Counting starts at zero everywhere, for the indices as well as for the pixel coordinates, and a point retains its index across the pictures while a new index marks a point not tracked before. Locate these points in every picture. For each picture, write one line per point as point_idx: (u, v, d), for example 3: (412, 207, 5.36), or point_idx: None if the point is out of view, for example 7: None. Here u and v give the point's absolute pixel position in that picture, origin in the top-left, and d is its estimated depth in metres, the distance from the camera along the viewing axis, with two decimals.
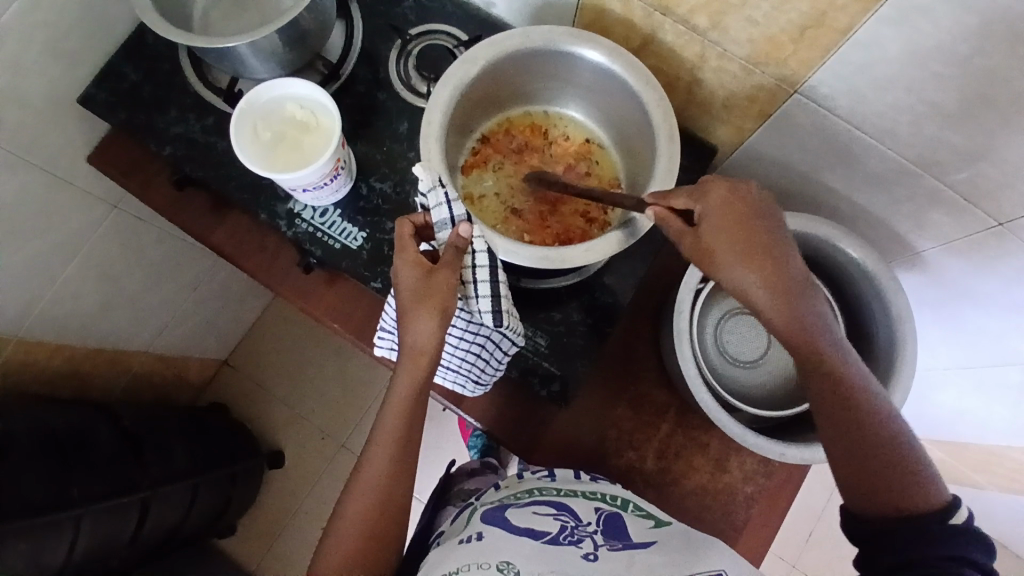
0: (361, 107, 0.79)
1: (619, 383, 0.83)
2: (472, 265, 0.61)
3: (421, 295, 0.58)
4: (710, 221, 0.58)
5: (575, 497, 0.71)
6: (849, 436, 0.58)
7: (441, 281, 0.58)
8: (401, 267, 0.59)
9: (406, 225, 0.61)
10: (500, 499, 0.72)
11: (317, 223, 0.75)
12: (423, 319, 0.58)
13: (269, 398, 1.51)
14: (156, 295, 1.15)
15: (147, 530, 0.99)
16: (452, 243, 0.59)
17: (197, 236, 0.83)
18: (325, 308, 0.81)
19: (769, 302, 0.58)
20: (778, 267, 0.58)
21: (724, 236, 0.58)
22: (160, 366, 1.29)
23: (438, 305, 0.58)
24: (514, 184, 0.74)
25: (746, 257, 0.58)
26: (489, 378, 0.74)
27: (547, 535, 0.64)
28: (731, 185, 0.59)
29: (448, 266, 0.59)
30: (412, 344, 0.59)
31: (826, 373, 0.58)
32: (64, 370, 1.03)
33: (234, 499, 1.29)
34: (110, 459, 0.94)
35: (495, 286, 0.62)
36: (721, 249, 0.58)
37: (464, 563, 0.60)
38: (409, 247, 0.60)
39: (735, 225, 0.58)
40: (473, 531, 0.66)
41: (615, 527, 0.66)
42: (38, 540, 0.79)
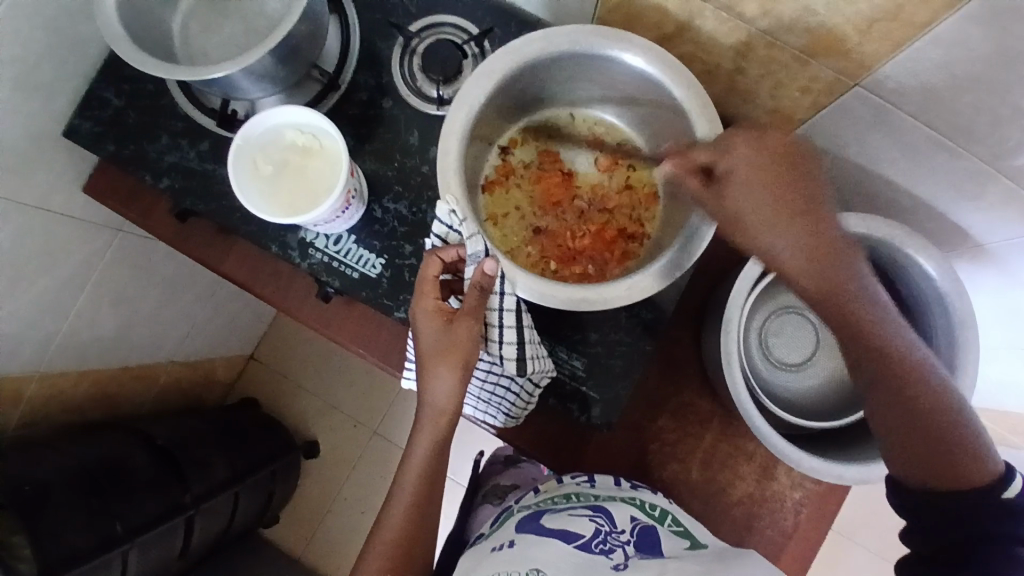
0: (366, 118, 0.72)
1: (660, 393, 0.79)
2: (498, 309, 0.56)
3: (441, 347, 0.53)
4: (738, 179, 0.53)
5: (614, 501, 0.68)
6: (891, 395, 0.51)
7: (464, 334, 0.53)
8: (420, 313, 0.54)
9: (433, 264, 0.54)
10: (537, 503, 0.70)
11: (331, 251, 0.71)
12: (443, 374, 0.54)
13: (298, 390, 1.51)
14: (175, 308, 1.14)
15: (196, 541, 1.05)
16: (476, 282, 0.52)
17: (208, 267, 0.79)
18: (348, 334, 0.77)
19: (808, 266, 0.51)
20: (816, 225, 0.51)
21: (761, 188, 0.52)
22: (188, 371, 1.29)
23: (460, 358, 0.53)
24: (540, 200, 0.68)
25: (777, 218, 0.51)
26: (520, 410, 0.71)
27: (580, 539, 0.62)
28: (765, 141, 0.53)
29: (472, 316, 0.53)
30: (432, 401, 0.55)
31: (871, 335, 0.51)
32: (92, 392, 1.05)
33: (277, 493, 1.31)
34: (151, 482, 0.97)
35: (520, 332, 0.59)
36: (750, 212, 0.52)
37: (496, 571, 0.59)
38: (432, 290, 0.54)
39: (766, 182, 0.52)
40: (506, 539, 0.65)
41: (650, 542, 0.63)
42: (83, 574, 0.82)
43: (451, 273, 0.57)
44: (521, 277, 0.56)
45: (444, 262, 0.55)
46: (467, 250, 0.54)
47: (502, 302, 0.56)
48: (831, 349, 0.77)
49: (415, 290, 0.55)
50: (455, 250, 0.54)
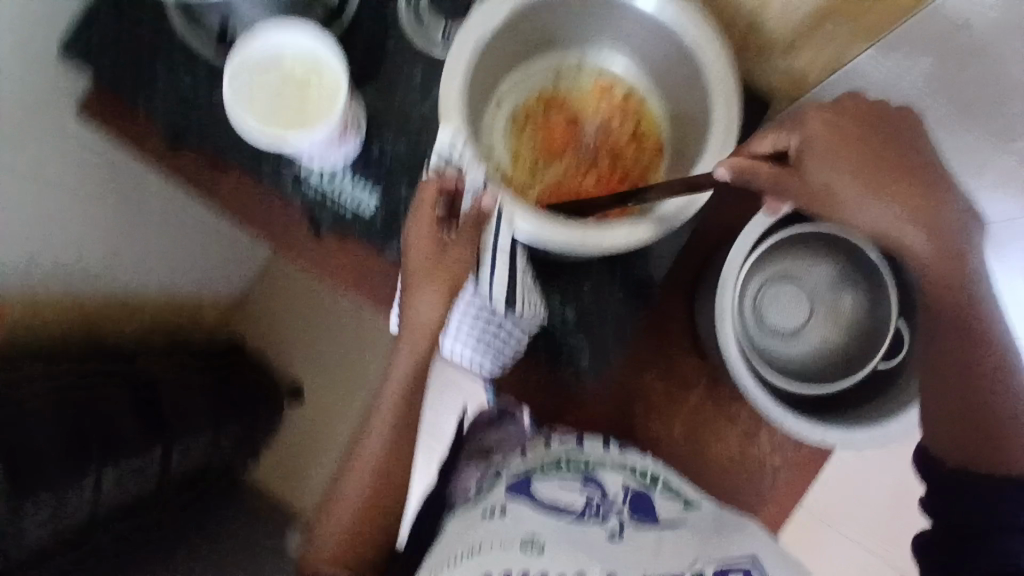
0: (369, 53, 0.70)
1: (649, 352, 0.79)
2: (492, 249, 0.57)
3: (431, 270, 0.55)
4: (814, 149, 0.54)
5: (604, 469, 0.66)
6: (955, 392, 0.56)
7: (456, 262, 0.55)
8: (411, 234, 0.56)
9: (429, 191, 0.55)
10: (527, 468, 0.68)
11: (326, 187, 0.69)
12: (429, 296, 0.56)
13: (285, 337, 1.50)
14: (165, 242, 1.12)
15: (175, 472, 1.02)
16: (472, 214, 0.55)
17: (199, 198, 0.77)
18: (338, 274, 0.76)
19: (916, 238, 0.54)
20: (921, 201, 0.54)
21: (840, 159, 0.54)
22: (175, 309, 1.28)
23: (450, 283, 0.55)
24: (543, 147, 0.67)
25: (872, 191, 0.54)
26: (507, 358, 0.71)
27: (573, 513, 0.60)
28: (843, 112, 0.54)
29: (466, 245, 0.55)
30: (416, 321, 0.57)
31: (957, 318, 0.56)
32: (78, 321, 1.04)
33: (258, 437, 1.30)
34: (131, 406, 0.96)
35: (512, 274, 0.60)
36: (839, 187, 0.54)
37: (487, 541, 0.57)
38: (429, 214, 0.55)
39: (846, 151, 0.54)
40: (496, 504, 0.63)
41: (644, 507, 0.62)
42: (60, 501, 0.80)
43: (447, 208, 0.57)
44: (526, 219, 0.56)
45: (441, 189, 0.56)
46: (466, 179, 0.56)
47: (497, 242, 0.57)
48: (824, 317, 0.77)
49: (411, 212, 0.56)
50: (456, 176, 0.55)
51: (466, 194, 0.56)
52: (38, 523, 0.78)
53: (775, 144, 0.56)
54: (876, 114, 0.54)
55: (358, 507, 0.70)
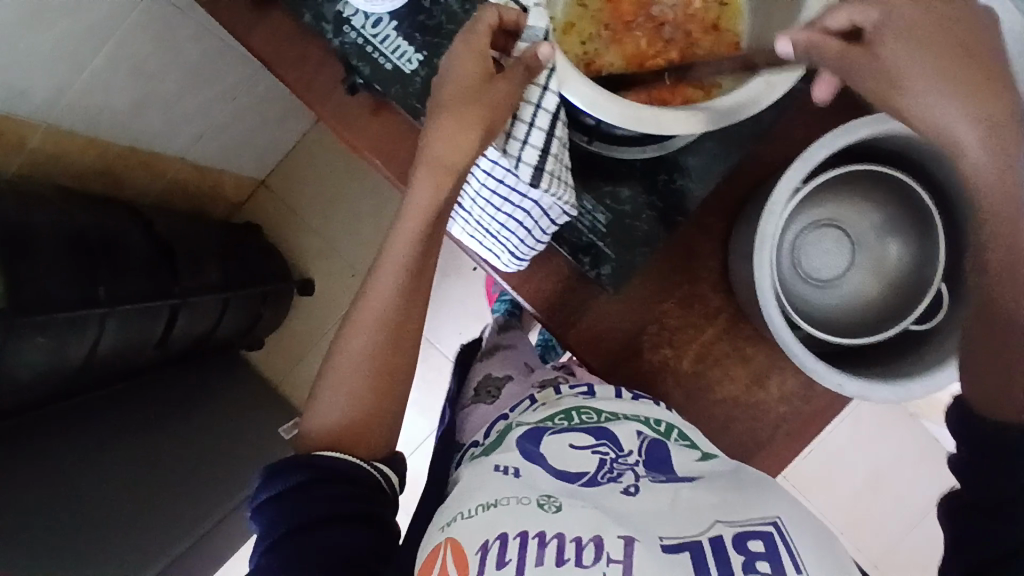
0: None
1: (674, 277, 0.75)
2: (535, 105, 0.56)
3: (468, 102, 0.54)
4: (891, 26, 0.47)
5: (617, 420, 0.63)
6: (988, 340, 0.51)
7: (495, 99, 0.53)
8: (458, 63, 0.54)
9: (490, 19, 0.53)
10: (538, 422, 0.65)
11: (367, 34, 0.65)
12: (462, 131, 0.54)
13: (302, 226, 1.48)
14: (194, 98, 1.09)
15: (177, 336, 1.05)
16: (524, 61, 0.53)
17: (234, 34, 0.73)
18: (367, 139, 0.72)
19: (972, 134, 0.46)
20: (996, 92, 0.46)
21: (919, 44, 0.46)
22: (197, 176, 1.26)
23: (486, 120, 0.54)
24: (614, 22, 0.61)
25: (943, 77, 0.46)
26: (526, 254, 0.67)
27: (585, 476, 0.57)
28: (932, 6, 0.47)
29: (512, 84, 0.53)
30: (441, 156, 0.56)
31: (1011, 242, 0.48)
32: (98, 163, 1.04)
33: (265, 317, 1.33)
34: (139, 264, 0.96)
35: (548, 139, 0.57)
36: (907, 66, 0.47)
37: (503, 495, 0.54)
38: (482, 48, 0.54)
39: (931, 32, 0.46)
40: (509, 462, 0.58)
41: (660, 459, 0.58)
42: (62, 340, 0.81)
43: (501, 45, 0.56)
44: (573, 80, 0.51)
45: (501, 23, 0.54)
46: (527, 22, 0.54)
47: (542, 101, 0.56)
48: (866, 269, 0.72)
49: (463, 38, 0.55)
50: (518, 17, 0.54)
51: (524, 37, 0.54)
52: (38, 364, 0.80)
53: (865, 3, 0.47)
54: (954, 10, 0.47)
55: (358, 383, 0.62)
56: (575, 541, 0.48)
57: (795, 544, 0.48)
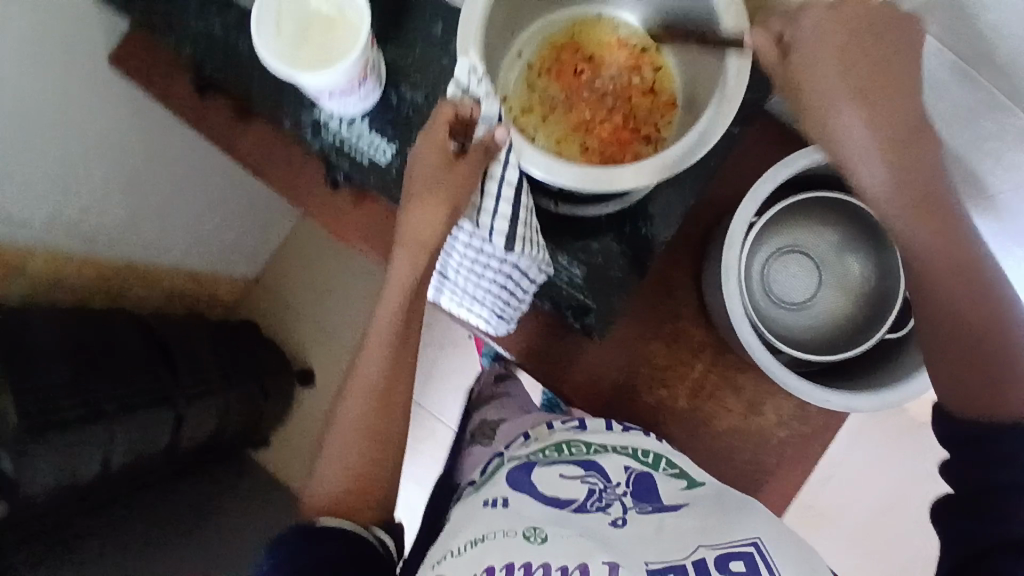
0: (392, 6, 0.72)
1: (656, 318, 0.79)
2: (499, 178, 0.59)
3: (434, 184, 0.58)
4: (803, 45, 0.50)
5: (604, 453, 0.69)
6: (947, 336, 0.49)
7: (457, 181, 0.57)
8: (425, 150, 0.58)
9: (446, 113, 0.57)
10: (527, 455, 0.73)
11: (343, 134, 0.71)
12: (432, 210, 0.58)
13: (298, 316, 1.52)
14: (184, 208, 1.14)
15: (182, 439, 1.06)
16: (483, 144, 0.57)
17: (223, 147, 0.80)
18: (352, 225, 0.78)
19: (863, 144, 0.48)
20: (891, 104, 0.48)
21: (832, 42, 0.49)
22: (192, 281, 1.30)
23: (448, 201, 0.58)
24: (559, 96, 0.68)
25: (847, 90, 0.48)
26: (512, 313, 0.71)
27: (574, 504, 0.62)
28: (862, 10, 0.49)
29: (470, 166, 0.57)
30: (416, 233, 0.60)
31: (937, 239, 0.47)
32: (100, 283, 1.08)
33: (266, 411, 1.34)
34: (141, 370, 0.98)
35: (515, 206, 0.60)
36: (810, 78, 0.49)
37: (489, 530, 0.57)
38: (441, 137, 0.58)
39: (838, 47, 0.49)
40: (497, 495, 0.64)
41: (647, 489, 0.65)
42: (69, 456, 0.83)
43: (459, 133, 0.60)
44: (532, 152, 0.58)
45: (458, 114, 0.57)
46: (481, 110, 0.56)
47: (505, 173, 0.58)
48: (834, 287, 0.77)
49: (426, 129, 0.58)
50: (472, 107, 0.56)
51: (479, 124, 0.57)
52: (47, 483, 0.81)
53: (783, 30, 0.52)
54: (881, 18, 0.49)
55: (354, 451, 0.65)
56: (561, 570, 0.51)
57: (775, 560, 0.51)
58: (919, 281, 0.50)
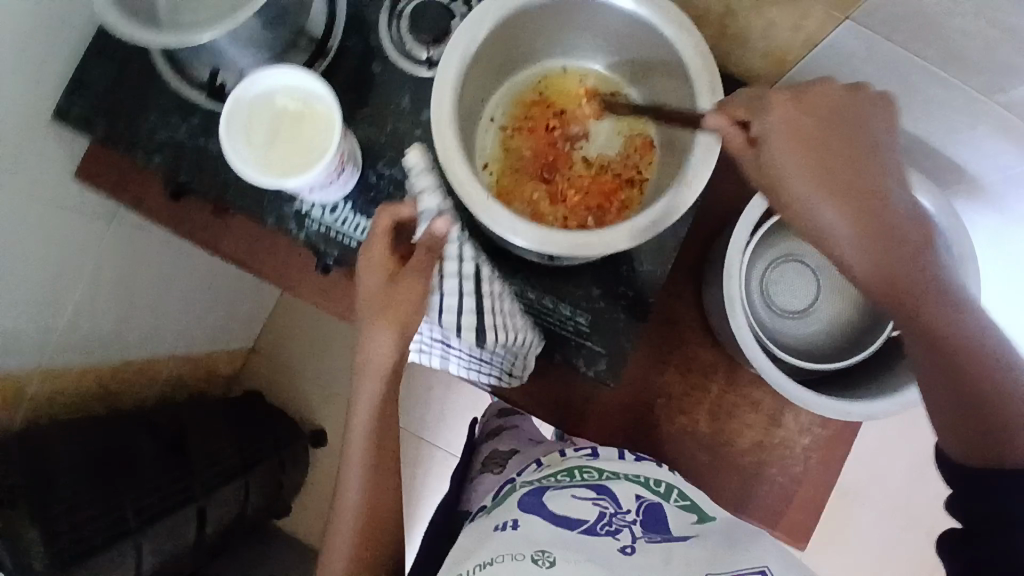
0: (356, 85, 0.71)
1: (665, 347, 0.79)
2: (453, 275, 0.61)
3: (385, 297, 0.60)
4: (771, 138, 0.50)
5: (617, 479, 0.70)
6: (953, 405, 0.49)
7: (406, 290, 0.59)
8: (370, 263, 0.61)
9: (385, 218, 0.60)
10: (538, 479, 0.72)
11: (328, 221, 0.70)
12: (384, 322, 0.60)
13: (301, 378, 1.50)
14: (173, 298, 1.13)
15: (210, 530, 1.04)
16: (425, 244, 0.59)
17: (205, 246, 0.78)
18: (348, 304, 0.77)
19: (846, 240, 0.48)
20: (860, 194, 0.48)
21: (795, 134, 0.50)
22: (189, 364, 1.28)
23: (400, 316, 0.60)
24: (536, 154, 0.68)
25: (817, 188, 0.49)
26: (520, 369, 0.73)
27: (584, 524, 0.62)
28: (822, 96, 0.51)
29: (415, 273, 0.59)
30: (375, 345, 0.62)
31: (926, 324, 0.48)
32: (98, 387, 1.06)
33: (286, 481, 1.31)
34: (157, 469, 0.97)
35: (475, 297, 0.62)
36: (783, 174, 0.50)
37: (498, 553, 0.58)
38: (380, 249, 0.61)
39: (801, 139, 0.49)
40: (508, 518, 0.64)
41: (657, 519, 0.65)
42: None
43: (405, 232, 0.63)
44: (523, 227, 0.56)
45: (397, 218, 0.60)
46: (420, 209, 0.61)
47: (459, 268, 0.61)
48: (834, 292, 0.77)
49: (367, 240, 0.61)
50: (411, 210, 0.60)
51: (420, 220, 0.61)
52: None
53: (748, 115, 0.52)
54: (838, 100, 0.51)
55: (353, 517, 0.72)
56: None
57: None
58: (915, 358, 0.50)
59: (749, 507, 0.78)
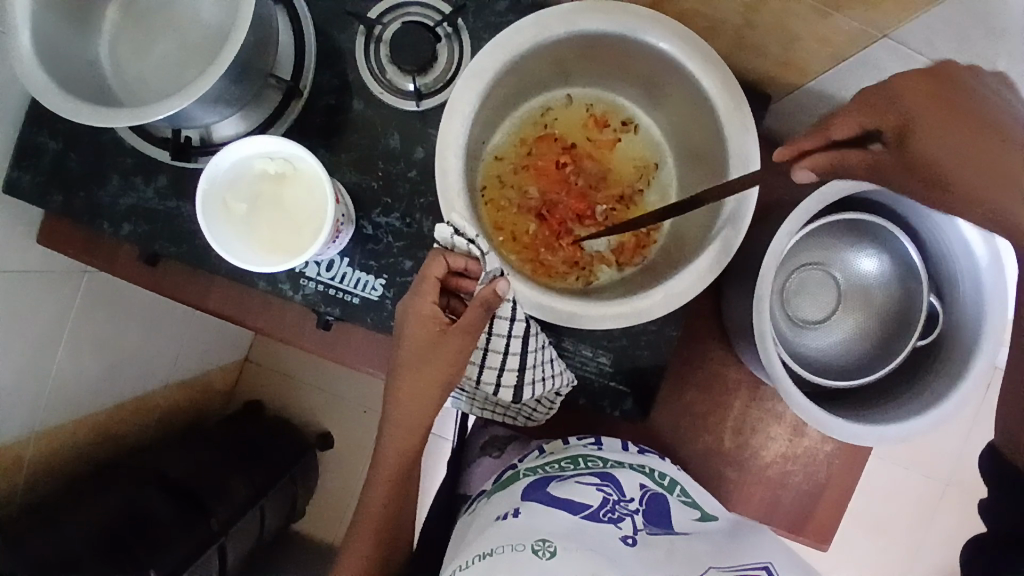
0: (337, 126, 0.65)
1: (686, 367, 0.77)
2: (506, 335, 0.55)
3: (425, 359, 0.54)
4: (916, 133, 0.46)
5: (622, 468, 0.68)
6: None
7: (453, 352, 0.53)
8: (414, 311, 0.54)
9: (438, 264, 0.52)
10: (542, 467, 0.69)
11: (325, 278, 0.65)
12: (421, 388, 0.55)
13: (301, 386, 1.44)
14: (159, 333, 1.07)
15: (233, 563, 1.04)
16: (482, 299, 0.51)
17: (191, 305, 0.73)
18: (353, 356, 0.73)
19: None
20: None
21: (954, 141, 0.45)
22: (186, 391, 1.24)
23: (440, 382, 0.55)
24: (542, 194, 0.62)
25: (980, 169, 0.45)
26: (541, 415, 0.69)
27: (587, 510, 0.60)
28: (921, 76, 0.47)
29: (467, 332, 0.53)
30: (407, 411, 0.57)
31: None
32: (96, 436, 1.02)
33: (300, 493, 1.27)
34: (173, 518, 0.95)
35: (523, 357, 0.57)
36: (941, 161, 0.46)
37: (498, 544, 0.53)
38: (429, 303, 0.53)
39: (943, 120, 0.45)
40: (508, 507, 0.61)
41: (659, 513, 0.64)
42: None
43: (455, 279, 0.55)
44: (551, 301, 0.53)
45: (449, 265, 0.52)
46: (482, 264, 0.52)
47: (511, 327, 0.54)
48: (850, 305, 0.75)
49: (415, 283, 0.53)
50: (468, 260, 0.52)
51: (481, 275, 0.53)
52: None
53: (863, 128, 0.48)
54: (941, 76, 0.47)
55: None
56: None
57: None
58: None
59: (776, 515, 0.79)
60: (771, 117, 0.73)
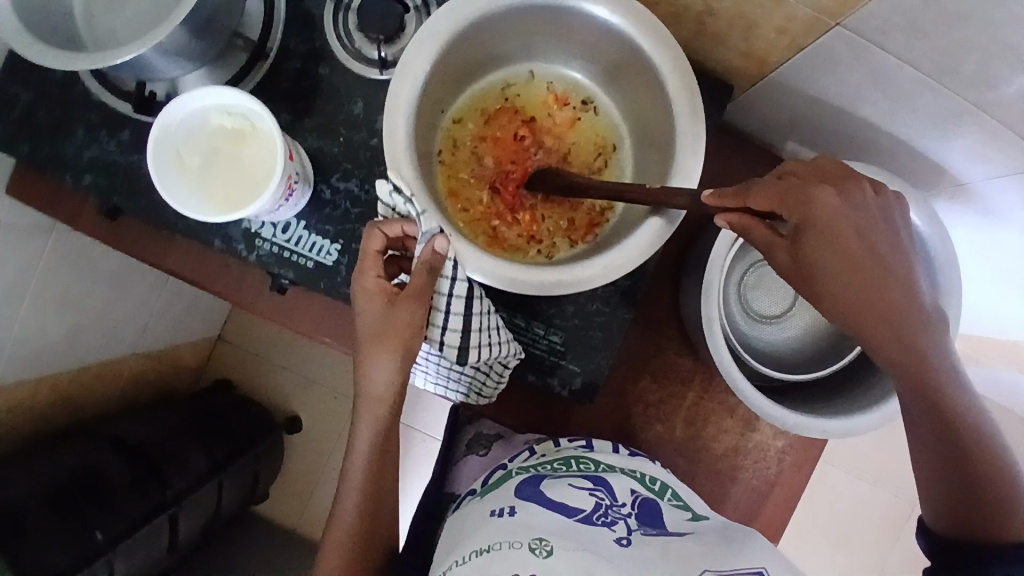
0: (303, 89, 0.65)
1: (642, 355, 0.77)
2: (447, 295, 0.55)
3: (383, 332, 0.55)
4: (808, 234, 0.49)
5: (614, 473, 0.67)
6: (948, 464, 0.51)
7: (404, 315, 0.54)
8: (363, 288, 0.55)
9: (375, 238, 0.54)
10: (533, 467, 0.68)
11: (280, 240, 0.65)
12: (380, 359, 0.56)
13: (273, 367, 1.43)
14: (128, 298, 1.06)
15: (185, 535, 1.03)
16: (425, 261, 0.52)
17: (152, 266, 0.73)
18: (310, 325, 0.73)
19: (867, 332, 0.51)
20: (875, 285, 0.50)
21: (829, 256, 0.49)
22: (153, 363, 1.23)
23: (401, 351, 0.55)
24: (498, 166, 0.63)
25: (847, 279, 0.50)
26: (491, 390, 0.70)
27: (581, 513, 0.59)
28: (812, 168, 0.51)
29: (415, 299, 0.54)
30: (377, 387, 0.58)
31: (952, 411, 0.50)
32: (56, 400, 1.01)
33: (262, 473, 1.26)
34: (127, 483, 0.94)
35: (467, 319, 0.56)
36: (818, 265, 0.50)
37: (496, 541, 0.54)
38: (373, 276, 0.55)
39: (834, 233, 0.49)
40: (504, 505, 0.60)
41: (651, 514, 0.62)
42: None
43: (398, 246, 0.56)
44: (491, 263, 0.54)
45: (388, 236, 0.54)
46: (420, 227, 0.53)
47: (452, 289, 0.54)
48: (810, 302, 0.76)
49: (358, 262, 0.55)
50: (400, 229, 0.54)
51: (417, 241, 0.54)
52: None
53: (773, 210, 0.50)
54: (827, 173, 0.51)
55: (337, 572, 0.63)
56: None
57: None
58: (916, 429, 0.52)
59: (725, 508, 0.79)
60: (736, 109, 0.74)
